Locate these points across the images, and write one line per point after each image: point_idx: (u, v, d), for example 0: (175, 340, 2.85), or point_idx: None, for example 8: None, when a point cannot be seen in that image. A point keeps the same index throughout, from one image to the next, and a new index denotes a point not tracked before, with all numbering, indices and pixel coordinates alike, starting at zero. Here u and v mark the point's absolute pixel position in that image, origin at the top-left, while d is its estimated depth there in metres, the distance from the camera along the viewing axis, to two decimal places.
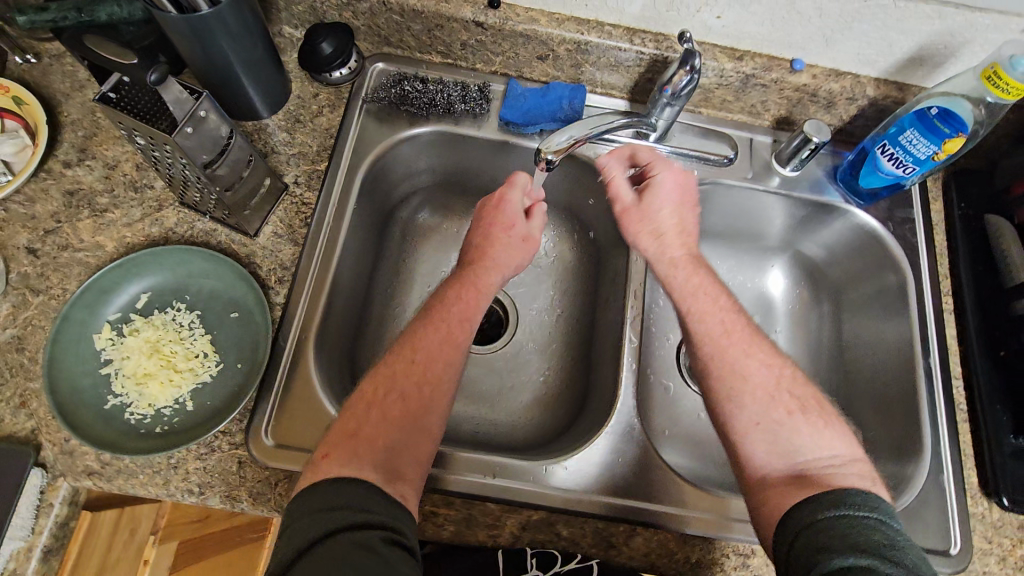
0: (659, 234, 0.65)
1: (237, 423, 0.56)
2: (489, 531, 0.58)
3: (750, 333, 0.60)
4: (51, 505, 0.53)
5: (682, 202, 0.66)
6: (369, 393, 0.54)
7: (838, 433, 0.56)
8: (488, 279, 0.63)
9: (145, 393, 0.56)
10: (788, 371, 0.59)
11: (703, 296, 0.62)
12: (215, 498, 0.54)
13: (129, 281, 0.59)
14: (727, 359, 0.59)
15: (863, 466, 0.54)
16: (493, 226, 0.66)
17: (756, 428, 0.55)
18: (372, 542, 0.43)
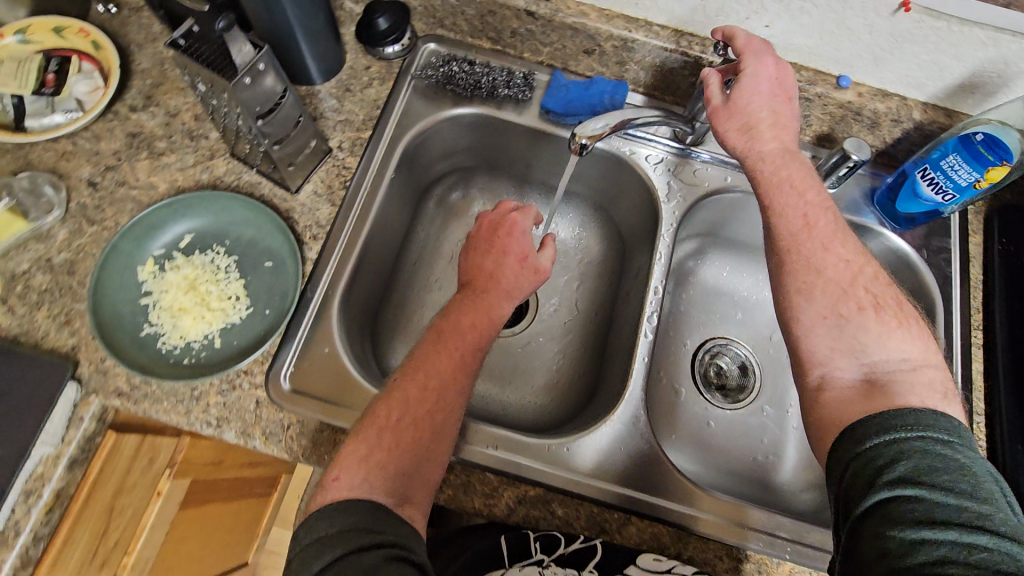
0: (750, 127, 0.62)
1: (260, 365, 0.59)
2: (486, 500, 0.59)
3: (832, 228, 0.57)
4: (81, 419, 0.56)
5: (778, 91, 0.62)
6: (382, 417, 0.53)
7: (912, 337, 0.53)
8: (498, 304, 0.63)
9: (178, 326, 0.59)
10: (870, 268, 0.56)
11: (788, 190, 0.59)
12: (230, 432, 0.57)
13: (176, 220, 0.63)
14: (805, 253, 0.56)
15: (935, 373, 0.51)
16: (505, 250, 0.66)
17: (825, 323, 0.53)
18: (375, 562, 0.43)
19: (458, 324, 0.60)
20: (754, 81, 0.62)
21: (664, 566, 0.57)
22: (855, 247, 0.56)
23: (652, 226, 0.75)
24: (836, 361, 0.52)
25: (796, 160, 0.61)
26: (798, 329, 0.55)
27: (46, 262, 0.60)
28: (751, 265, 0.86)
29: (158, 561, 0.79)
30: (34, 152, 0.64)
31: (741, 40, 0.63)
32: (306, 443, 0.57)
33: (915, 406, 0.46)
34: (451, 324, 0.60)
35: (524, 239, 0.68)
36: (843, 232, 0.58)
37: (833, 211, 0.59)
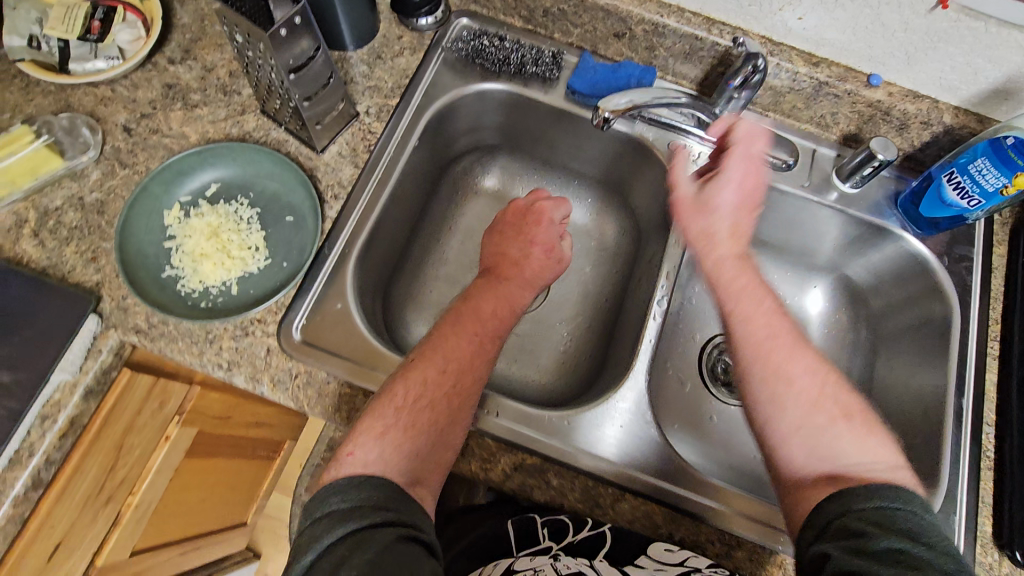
0: (710, 235, 0.61)
1: (273, 315, 0.60)
2: (482, 465, 0.59)
3: (795, 339, 0.57)
4: (100, 351, 0.58)
5: (747, 200, 0.62)
6: (400, 398, 0.55)
7: (880, 440, 0.54)
8: (518, 294, 0.67)
9: (198, 271, 0.61)
10: (833, 377, 0.56)
11: (748, 299, 0.59)
12: (240, 376, 0.58)
13: (204, 169, 0.64)
14: (773, 362, 0.56)
15: (907, 473, 0.53)
16: (531, 239, 0.71)
17: (799, 434, 0.54)
18: (388, 540, 0.44)
19: (474, 317, 0.62)
20: (720, 188, 0.61)
21: (679, 557, 0.57)
22: (816, 357, 0.57)
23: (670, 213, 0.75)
24: (810, 468, 0.53)
25: (753, 270, 0.61)
26: (771, 433, 0.55)
27: (79, 201, 0.63)
28: (767, 262, 0.85)
29: (161, 506, 0.81)
30: (75, 95, 0.67)
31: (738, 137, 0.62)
32: (313, 393, 0.59)
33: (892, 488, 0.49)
34: (470, 310, 0.63)
35: (551, 233, 0.71)
36: (804, 340, 0.58)
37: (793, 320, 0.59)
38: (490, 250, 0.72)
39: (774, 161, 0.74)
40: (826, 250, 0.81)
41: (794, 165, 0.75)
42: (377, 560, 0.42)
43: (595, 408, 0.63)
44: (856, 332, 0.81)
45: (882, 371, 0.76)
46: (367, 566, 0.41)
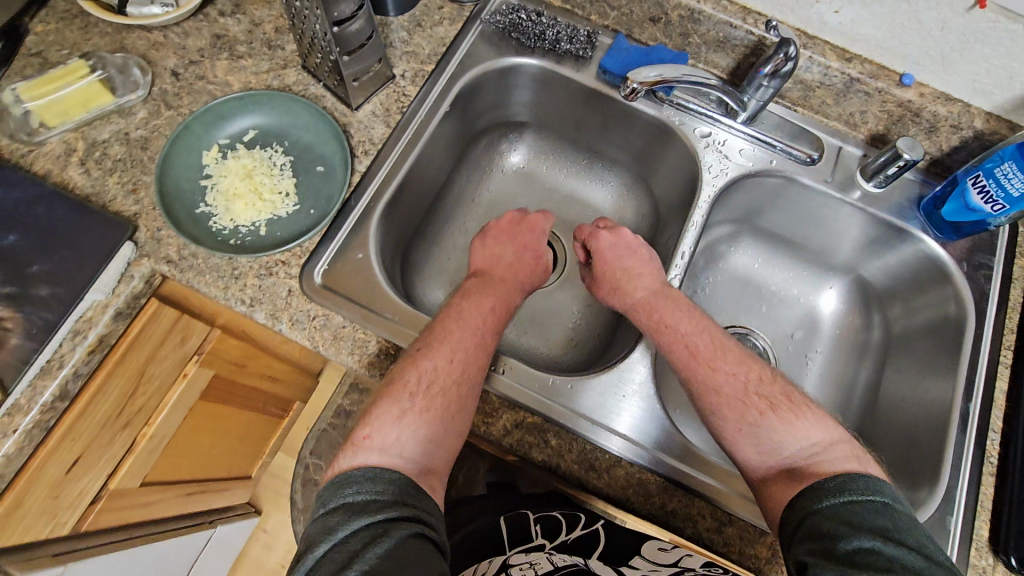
0: (614, 287, 0.70)
1: (297, 258, 0.63)
2: (484, 419, 0.61)
3: (711, 348, 0.63)
4: (132, 278, 0.61)
5: (631, 249, 0.71)
6: (412, 384, 0.57)
7: (814, 420, 0.58)
8: (510, 296, 0.68)
9: (230, 210, 0.64)
10: (756, 372, 0.62)
11: (663, 326, 0.65)
12: (261, 312, 0.61)
13: (244, 115, 0.67)
14: (699, 376, 0.62)
15: (846, 445, 0.56)
16: (523, 244, 0.73)
17: (741, 434, 0.58)
18: (402, 534, 0.46)
19: (471, 313, 0.63)
20: (600, 254, 0.73)
21: (671, 557, 0.55)
22: (736, 359, 0.62)
23: (689, 200, 0.77)
24: (758, 464, 0.57)
25: (667, 298, 0.67)
26: (722, 441, 0.60)
27: (125, 136, 0.66)
28: (784, 257, 0.85)
29: (173, 442, 0.84)
30: (130, 38, 0.70)
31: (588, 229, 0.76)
32: (327, 335, 0.61)
33: (837, 473, 0.53)
34: (468, 307, 0.64)
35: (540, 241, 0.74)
36: (723, 346, 0.63)
37: (708, 331, 0.64)
38: (479, 259, 0.72)
39: (799, 154, 0.75)
40: (844, 249, 0.81)
41: (818, 160, 0.75)
42: (389, 554, 0.43)
43: (593, 378, 0.64)
44: (868, 334, 0.81)
45: (891, 373, 0.76)
46: (379, 558, 0.43)
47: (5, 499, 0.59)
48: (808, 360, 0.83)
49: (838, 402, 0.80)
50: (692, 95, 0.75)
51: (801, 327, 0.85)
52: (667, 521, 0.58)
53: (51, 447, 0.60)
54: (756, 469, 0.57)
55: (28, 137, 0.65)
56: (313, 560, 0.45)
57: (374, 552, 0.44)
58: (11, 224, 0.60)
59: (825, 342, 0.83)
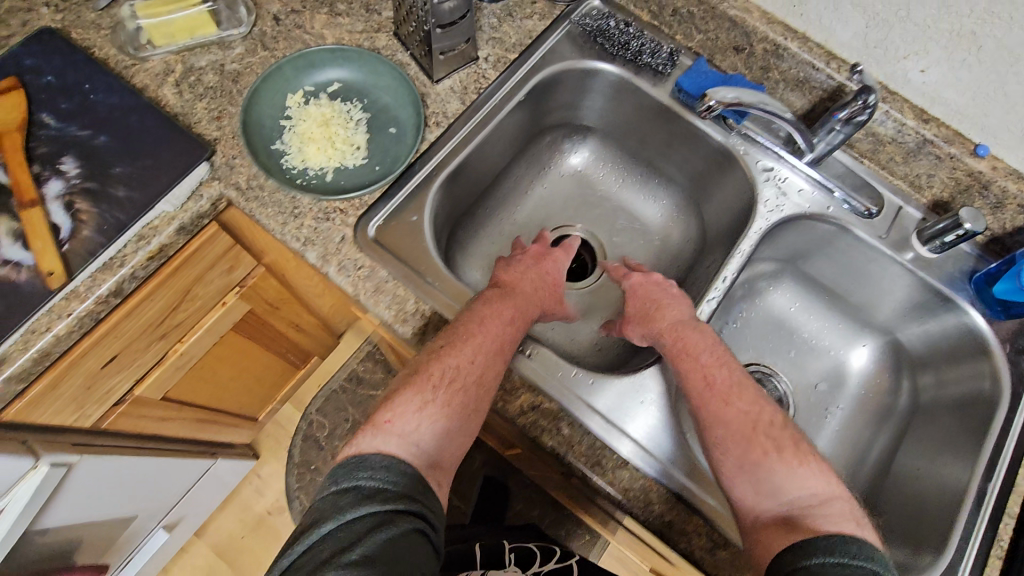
0: (643, 317, 0.69)
1: (355, 210, 0.65)
2: (501, 395, 0.63)
3: (729, 384, 0.62)
4: (202, 198, 0.64)
5: (654, 290, 0.71)
6: (436, 376, 0.58)
7: (817, 470, 0.58)
8: (529, 308, 0.66)
9: (302, 151, 0.67)
10: (769, 414, 0.61)
11: (687, 354, 0.64)
12: (312, 253, 0.63)
13: (333, 67, 0.71)
14: (711, 409, 0.61)
15: (844, 502, 0.56)
16: (544, 269, 0.72)
17: (741, 473, 0.58)
18: (406, 531, 0.46)
19: (500, 316, 0.62)
20: (632, 290, 0.73)
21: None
22: (751, 397, 0.62)
23: (739, 229, 0.77)
24: (752, 505, 0.57)
25: (695, 330, 0.65)
26: (720, 477, 0.59)
27: (219, 66, 0.70)
28: (822, 307, 0.85)
29: (199, 364, 0.87)
30: None
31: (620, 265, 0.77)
32: (370, 286, 0.63)
33: (829, 530, 0.52)
34: (492, 310, 0.62)
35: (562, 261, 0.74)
36: (741, 383, 0.63)
37: (730, 367, 0.64)
38: (502, 272, 0.69)
39: (858, 206, 0.74)
40: (886, 309, 0.80)
41: (876, 215, 0.75)
42: (392, 548, 0.44)
43: (610, 380, 0.65)
44: (894, 398, 0.80)
45: (910, 441, 0.75)
46: (380, 551, 0.44)
47: (43, 379, 0.62)
48: (828, 413, 0.82)
49: (852, 459, 0.79)
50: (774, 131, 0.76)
51: (827, 379, 0.84)
52: (664, 531, 0.59)
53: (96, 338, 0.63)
54: (749, 511, 0.57)
55: (135, 52, 0.69)
56: (317, 536, 0.46)
57: (383, 536, 0.45)
58: (103, 126, 0.64)
59: (848, 399, 0.82)
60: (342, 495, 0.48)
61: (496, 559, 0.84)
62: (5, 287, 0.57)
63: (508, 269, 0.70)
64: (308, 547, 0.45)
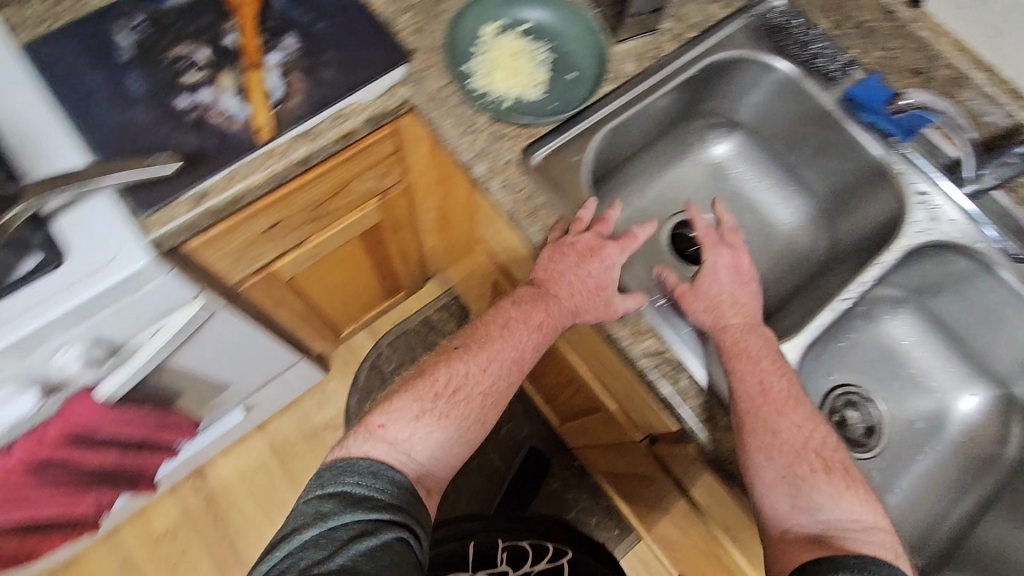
0: (714, 309, 0.65)
1: (525, 138, 0.70)
2: (626, 337, 0.64)
3: (786, 394, 0.60)
4: (392, 96, 0.70)
5: (737, 280, 0.68)
6: (442, 384, 0.64)
7: (862, 497, 0.58)
8: (558, 318, 0.65)
9: (488, 76, 0.71)
10: (820, 433, 0.60)
11: (747, 358, 0.62)
12: (479, 167, 0.68)
13: (528, 8, 0.76)
14: (762, 416, 0.59)
15: (886, 535, 0.56)
16: (587, 271, 0.64)
17: (781, 483, 0.57)
18: (389, 540, 0.52)
19: (524, 321, 0.65)
20: (713, 270, 0.68)
21: None
22: (807, 413, 0.60)
23: (879, 244, 0.78)
24: (785, 517, 0.57)
25: (757, 335, 0.64)
26: (755, 486, 0.58)
27: None
28: (939, 344, 0.83)
29: (325, 258, 0.94)
30: None
31: (702, 228, 0.71)
32: (525, 210, 0.67)
33: (863, 554, 0.52)
34: (518, 315, 0.66)
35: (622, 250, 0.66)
36: (797, 396, 0.61)
37: (787, 376, 0.62)
38: (543, 270, 0.66)
39: (1012, 247, 0.73)
40: (1007, 359, 0.78)
41: None
42: (374, 554, 0.51)
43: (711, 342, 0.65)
44: (1001, 448, 0.79)
45: (1006, 500, 0.75)
46: (362, 557, 0.50)
47: (221, 225, 0.68)
48: (923, 451, 0.81)
49: (941, 500, 0.78)
50: (956, 147, 0.76)
51: (926, 419, 0.82)
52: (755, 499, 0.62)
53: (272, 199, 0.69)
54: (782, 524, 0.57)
55: None
56: (299, 540, 0.52)
57: (361, 547, 0.51)
58: (323, 15, 0.71)
59: (945, 442, 0.81)
60: (328, 499, 0.55)
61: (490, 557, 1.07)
62: (220, 134, 0.65)
63: (548, 265, 0.65)
64: (295, 547, 0.52)
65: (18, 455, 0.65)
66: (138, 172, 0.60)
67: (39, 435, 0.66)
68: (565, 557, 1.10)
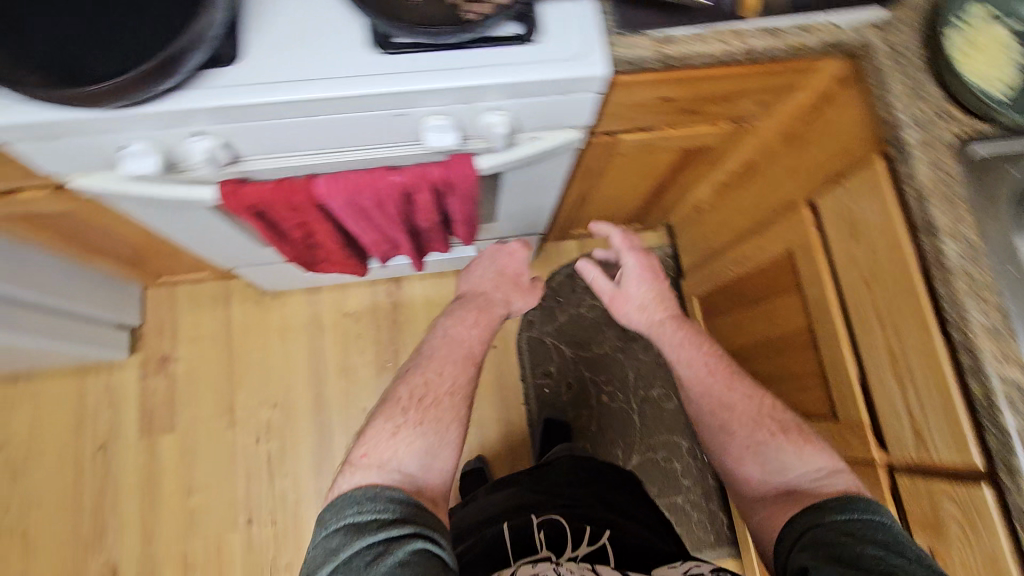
0: (645, 306, 0.92)
1: (964, 130, 0.68)
2: (989, 356, 0.61)
3: (724, 370, 0.87)
4: (859, 31, 0.70)
5: (648, 277, 0.93)
6: (407, 399, 0.75)
7: (818, 449, 0.77)
8: (495, 309, 0.89)
9: (964, 52, 0.69)
10: (764, 399, 0.84)
11: (690, 349, 0.89)
12: (907, 131, 0.67)
13: None
14: (715, 395, 0.85)
15: (848, 475, 0.73)
16: (502, 263, 0.95)
17: (749, 452, 0.80)
18: (411, 556, 0.57)
19: (469, 325, 0.85)
20: (630, 273, 0.93)
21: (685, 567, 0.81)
22: (746, 388, 0.86)
23: None
24: (757, 484, 0.78)
25: (690, 327, 0.91)
26: (734, 464, 0.81)
27: None
28: None
29: (648, 155, 0.99)
30: None
31: (618, 241, 0.93)
32: (935, 193, 0.66)
33: (825, 490, 0.70)
34: (461, 319, 0.86)
35: (508, 265, 0.95)
36: (734, 372, 0.87)
37: (723, 356, 0.89)
38: (470, 284, 0.95)
39: None
40: None
41: None
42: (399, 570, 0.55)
43: None
44: None
45: None
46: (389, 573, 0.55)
47: (653, 77, 0.72)
48: None
49: None
50: None
51: None
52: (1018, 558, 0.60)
53: (701, 74, 0.73)
54: (749, 484, 0.79)
55: None
56: None
57: (382, 568, 0.56)
58: None
59: None
60: (335, 535, 0.61)
61: (527, 546, 0.86)
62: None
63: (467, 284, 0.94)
64: None
65: (402, 177, 0.75)
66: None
67: (424, 171, 0.75)
68: (608, 535, 0.90)
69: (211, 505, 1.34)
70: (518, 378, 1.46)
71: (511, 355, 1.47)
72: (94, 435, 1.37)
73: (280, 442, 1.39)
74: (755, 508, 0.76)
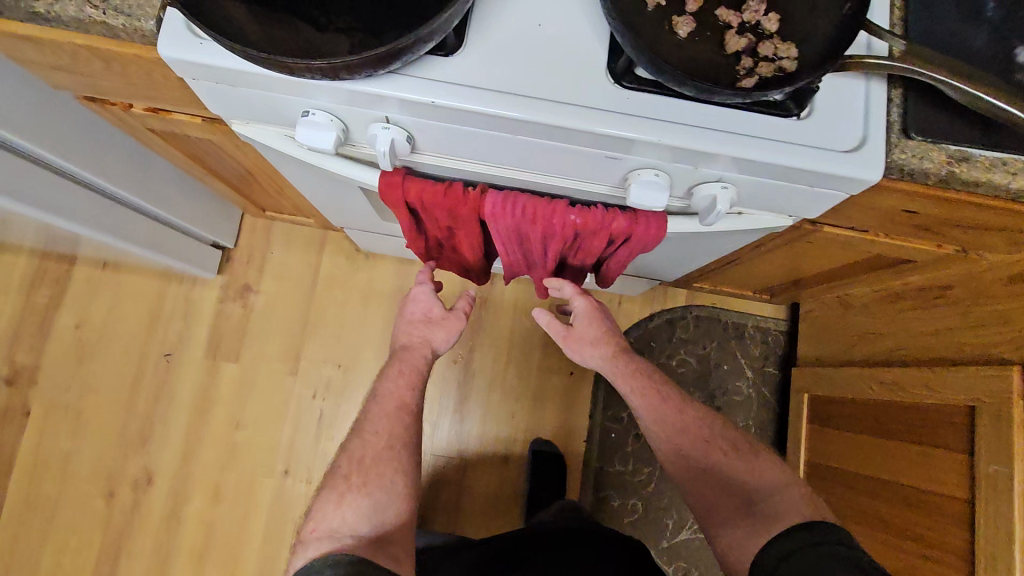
0: (598, 346, 0.86)
1: None
2: None
3: (677, 398, 0.83)
4: None
5: (599, 316, 0.88)
6: (348, 467, 0.73)
7: (772, 467, 0.76)
8: (417, 356, 0.85)
9: None
10: (715, 424, 0.81)
11: (639, 379, 0.84)
12: None
13: None
14: (671, 421, 0.80)
15: (800, 490, 0.73)
16: (423, 298, 0.89)
17: (704, 478, 0.76)
18: None
19: (391, 378, 0.82)
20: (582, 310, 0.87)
21: None
22: (699, 415, 0.82)
23: None
24: (719, 501, 0.75)
25: (638, 362, 0.86)
26: (691, 491, 0.77)
27: None
28: None
29: (840, 251, 0.86)
30: None
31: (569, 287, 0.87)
32: None
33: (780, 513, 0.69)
34: (393, 369, 0.83)
35: (415, 307, 0.89)
36: (683, 401, 0.83)
37: (677, 386, 0.86)
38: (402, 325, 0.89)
39: None
40: None
41: None
42: None
43: None
44: None
45: None
46: None
47: (930, 193, 0.58)
48: None
49: None
50: None
51: None
52: None
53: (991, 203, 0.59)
54: (710, 501, 0.75)
55: None
56: None
57: None
58: None
59: None
60: None
61: None
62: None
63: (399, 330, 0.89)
64: None
65: (579, 219, 0.66)
66: (984, 108, 0.51)
67: (605, 221, 0.66)
68: None
69: (254, 446, 1.33)
70: (586, 413, 1.38)
71: (586, 387, 1.39)
72: (162, 342, 1.37)
73: (336, 402, 1.36)
74: (720, 535, 0.73)
